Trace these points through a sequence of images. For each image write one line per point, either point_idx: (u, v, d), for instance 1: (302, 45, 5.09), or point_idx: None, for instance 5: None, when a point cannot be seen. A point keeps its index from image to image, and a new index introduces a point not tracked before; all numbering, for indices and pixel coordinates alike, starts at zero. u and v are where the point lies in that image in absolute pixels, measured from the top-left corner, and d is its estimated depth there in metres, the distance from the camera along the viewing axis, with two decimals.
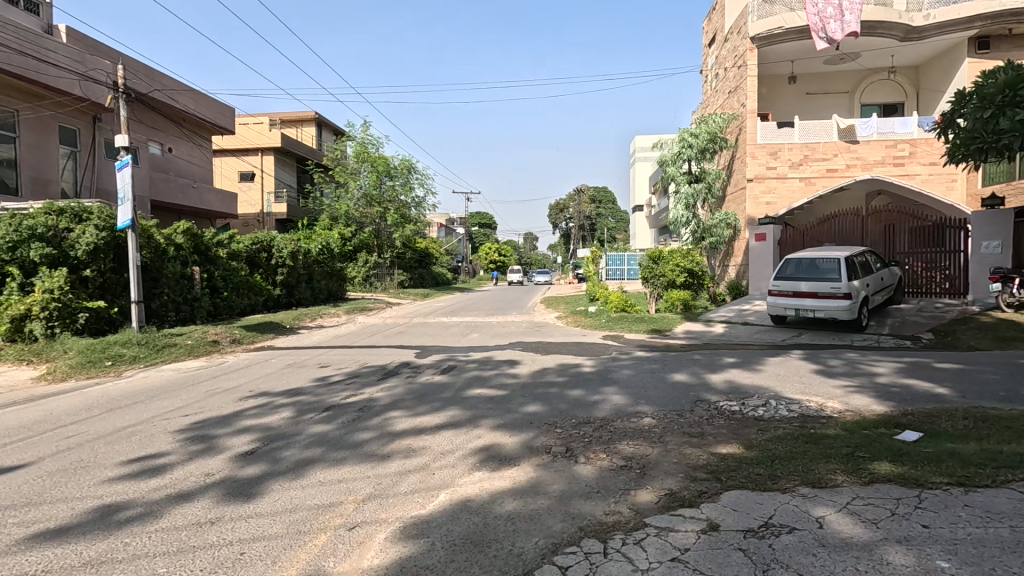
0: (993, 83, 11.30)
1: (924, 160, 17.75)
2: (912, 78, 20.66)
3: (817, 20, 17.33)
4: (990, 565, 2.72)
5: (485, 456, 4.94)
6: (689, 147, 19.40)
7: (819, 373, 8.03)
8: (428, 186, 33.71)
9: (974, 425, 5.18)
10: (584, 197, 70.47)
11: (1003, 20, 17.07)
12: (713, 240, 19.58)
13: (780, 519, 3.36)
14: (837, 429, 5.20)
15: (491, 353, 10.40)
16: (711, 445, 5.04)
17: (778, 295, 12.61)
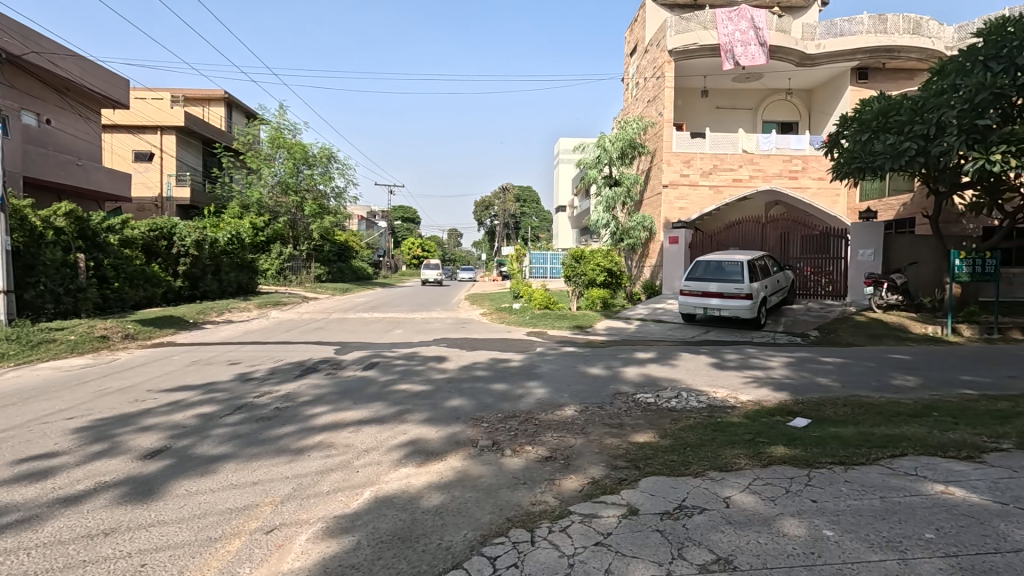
0: (870, 111, 12.99)
1: (814, 175, 19.66)
2: (805, 100, 22.82)
3: (728, 40, 18.92)
4: (866, 531, 3.06)
5: (411, 451, 4.87)
6: (606, 152, 20.50)
7: (723, 367, 8.69)
8: (349, 176, 32.45)
9: (852, 411, 5.87)
10: (509, 195, 70.99)
11: (879, 55, 19.35)
12: (631, 241, 20.53)
13: (692, 501, 3.61)
14: (741, 418, 5.67)
15: (415, 349, 10.24)
16: (628, 434, 5.32)
17: (688, 295, 13.47)
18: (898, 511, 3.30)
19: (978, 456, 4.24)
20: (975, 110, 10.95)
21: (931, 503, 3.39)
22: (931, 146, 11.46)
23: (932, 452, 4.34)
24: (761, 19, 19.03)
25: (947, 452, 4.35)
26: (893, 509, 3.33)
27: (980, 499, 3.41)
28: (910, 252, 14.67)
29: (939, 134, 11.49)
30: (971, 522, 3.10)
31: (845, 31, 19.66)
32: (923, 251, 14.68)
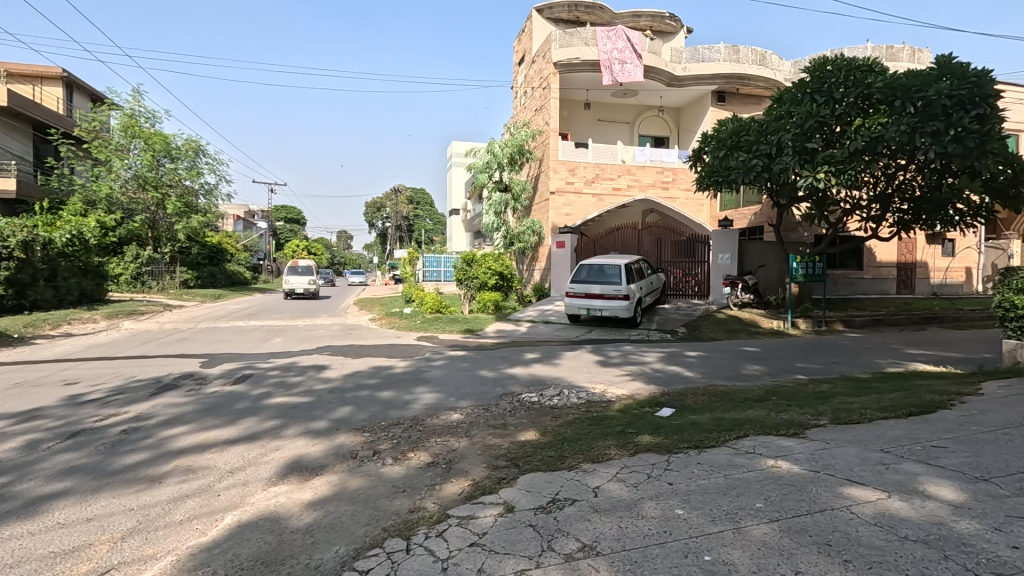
0: (726, 130, 14.63)
1: (682, 186, 21.67)
2: (675, 118, 25.01)
3: (607, 58, 20.15)
4: (708, 506, 3.43)
5: (284, 468, 4.59)
6: (495, 158, 20.96)
7: (603, 364, 9.24)
8: (221, 172, 29.66)
9: (709, 399, 6.55)
10: (402, 196, 68.99)
11: (733, 81, 21.82)
12: (522, 246, 21.25)
13: (564, 493, 3.80)
14: (615, 411, 6.09)
15: (295, 359, 9.64)
16: (512, 433, 5.47)
17: (573, 296, 14.18)
18: (737, 486, 3.73)
19: (803, 432, 4.94)
20: (804, 134, 12.79)
21: (762, 476, 3.88)
22: (773, 163, 13.17)
23: (769, 432, 4.97)
24: (634, 40, 20.55)
25: (780, 430, 5.00)
26: (733, 484, 3.77)
27: (801, 469, 3.96)
28: (759, 256, 16.74)
29: (779, 154, 13.23)
30: (791, 490, 3.59)
31: (706, 57, 21.97)
32: (769, 256, 16.81)
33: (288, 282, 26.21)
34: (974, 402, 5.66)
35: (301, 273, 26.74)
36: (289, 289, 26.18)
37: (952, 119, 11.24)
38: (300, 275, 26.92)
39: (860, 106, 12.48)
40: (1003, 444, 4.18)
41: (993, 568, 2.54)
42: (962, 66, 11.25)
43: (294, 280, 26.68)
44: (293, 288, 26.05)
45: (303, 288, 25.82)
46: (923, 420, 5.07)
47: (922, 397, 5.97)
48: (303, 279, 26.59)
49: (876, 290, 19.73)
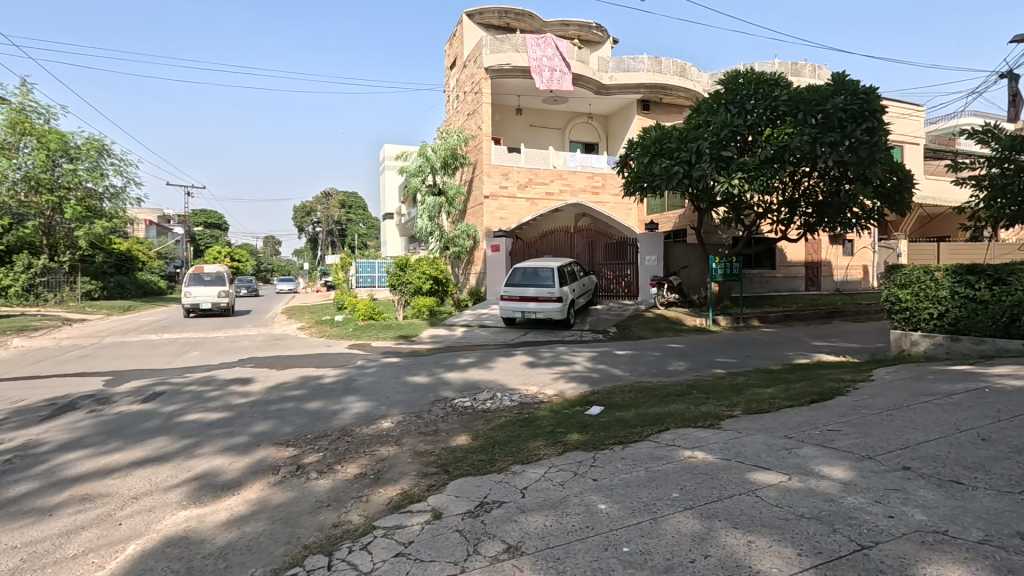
0: (650, 137, 15.27)
1: (612, 191, 22.38)
2: (603, 125, 25.83)
3: (536, 65, 20.67)
4: (629, 500, 3.56)
5: (197, 488, 4.32)
6: (428, 162, 20.80)
7: (536, 365, 9.36)
8: (129, 174, 27.42)
9: (635, 395, 6.82)
10: (332, 200, 66.50)
11: (657, 91, 22.92)
12: (456, 249, 21.20)
13: (493, 496, 3.82)
14: (546, 411, 6.19)
15: (214, 373, 9.07)
16: (444, 439, 5.43)
17: (507, 299, 14.31)
18: (656, 477, 3.91)
19: (718, 423, 5.25)
20: (720, 142, 13.61)
21: (680, 467, 4.08)
22: (693, 170, 13.88)
23: (688, 424, 5.24)
24: (562, 49, 21.08)
25: (698, 422, 5.29)
26: (653, 477, 3.94)
27: (715, 458, 4.20)
28: (682, 258, 17.72)
29: (698, 161, 13.96)
30: (704, 478, 3.81)
31: (631, 67, 22.83)
32: (692, 258, 17.80)
33: (189, 295, 20.38)
34: (865, 388, 6.25)
35: (207, 283, 20.86)
36: (190, 302, 20.42)
37: (848, 131, 12.39)
38: (207, 284, 21.16)
39: (768, 117, 13.45)
40: (888, 424, 4.64)
41: (873, 537, 2.81)
42: (854, 83, 12.44)
43: (199, 292, 20.96)
44: (195, 302, 20.19)
45: (208, 302, 20.08)
46: (823, 407, 5.54)
47: (822, 386, 6.51)
48: (210, 290, 20.88)
49: (788, 287, 21.31)
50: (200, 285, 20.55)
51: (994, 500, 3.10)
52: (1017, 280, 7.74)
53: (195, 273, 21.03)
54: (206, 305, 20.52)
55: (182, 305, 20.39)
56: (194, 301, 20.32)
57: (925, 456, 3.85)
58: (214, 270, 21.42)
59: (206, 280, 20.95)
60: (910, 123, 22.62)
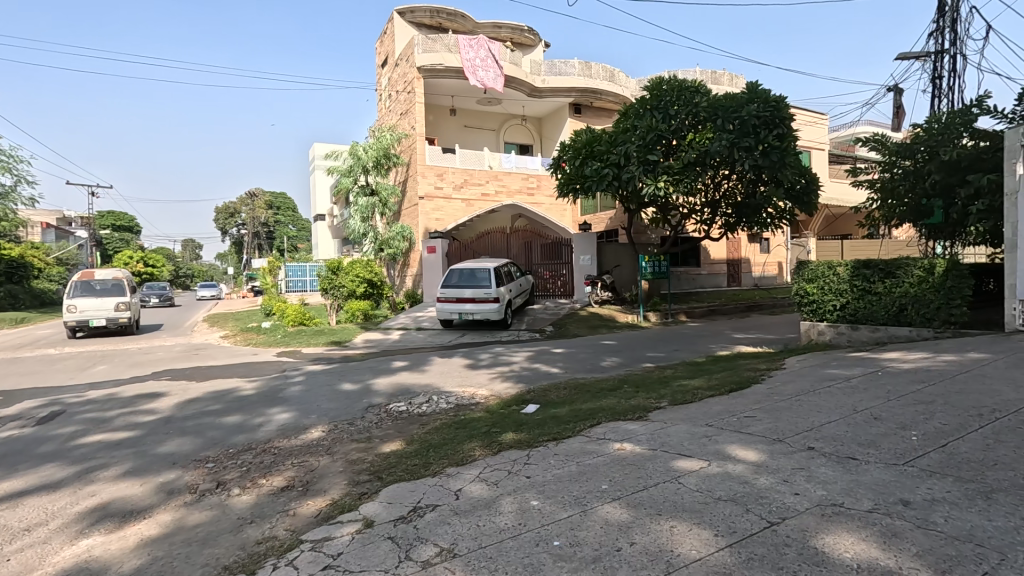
0: (581, 140, 15.66)
1: (547, 193, 22.73)
2: (537, 127, 26.20)
3: (469, 65, 20.55)
4: (560, 495, 3.63)
5: (99, 515, 3.97)
6: (359, 162, 20.24)
7: (472, 367, 9.35)
8: (20, 172, 24.77)
9: (569, 392, 6.97)
10: (258, 201, 63.00)
11: (588, 95, 23.54)
12: (391, 251, 20.84)
13: (426, 500, 3.78)
14: (483, 412, 6.20)
15: (122, 389, 8.37)
16: (376, 446, 5.31)
17: (444, 301, 14.21)
18: (586, 471, 4.01)
19: (646, 415, 5.48)
20: (646, 146, 14.17)
21: (610, 460, 4.22)
22: (622, 173, 14.36)
23: (618, 418, 5.43)
24: (495, 52, 21.22)
25: (627, 415, 5.49)
26: (584, 470, 4.04)
27: (642, 449, 4.38)
28: (615, 257, 18.36)
29: (627, 164, 14.48)
30: (632, 468, 3.96)
31: (563, 71, 23.32)
32: (624, 257, 18.45)
33: (75, 310, 15.62)
34: (777, 375, 6.74)
35: (101, 294, 16.16)
36: (77, 319, 15.70)
37: (761, 136, 13.29)
38: (100, 295, 16.26)
39: (690, 122, 14.13)
40: (796, 409, 5.02)
41: (781, 514, 3.03)
42: (765, 91, 13.34)
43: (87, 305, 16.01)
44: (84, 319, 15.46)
45: (103, 319, 15.53)
46: (740, 395, 5.91)
47: (741, 375, 6.94)
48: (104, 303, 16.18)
49: (712, 284, 22.55)
50: (92, 297, 15.80)
51: (884, 472, 3.44)
52: (904, 273, 8.59)
53: (82, 280, 16.28)
54: (101, 323, 15.90)
55: (65, 323, 15.68)
56: (83, 317, 15.63)
57: (827, 436, 4.19)
58: (109, 277, 16.62)
59: (98, 290, 16.24)
60: (815, 130, 24.56)
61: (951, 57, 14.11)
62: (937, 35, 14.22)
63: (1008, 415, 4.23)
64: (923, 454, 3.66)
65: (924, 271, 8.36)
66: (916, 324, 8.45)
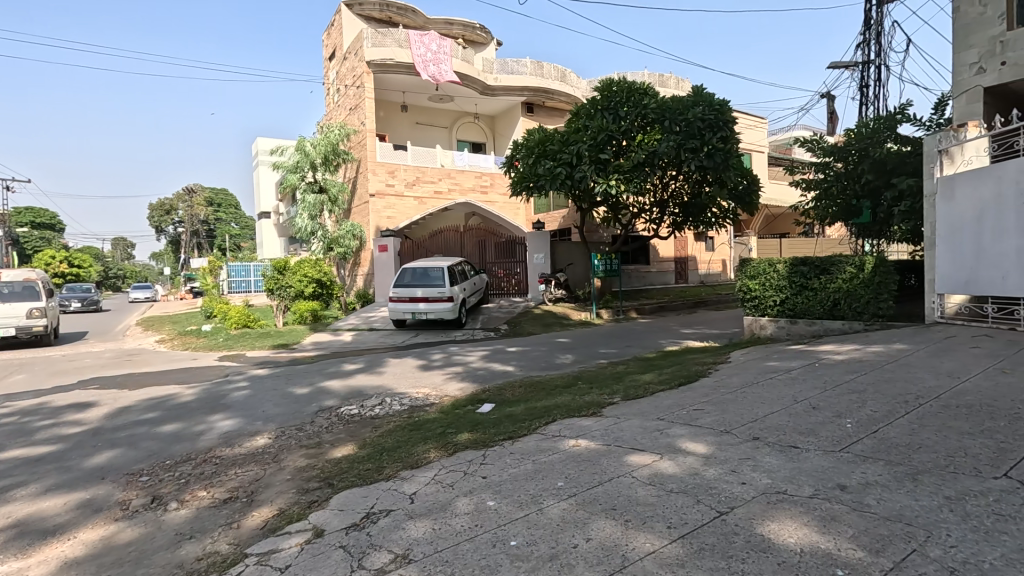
0: (534, 138, 15.73)
1: (500, 191, 22.72)
2: (489, 125, 26.15)
3: (421, 61, 20.31)
4: (516, 494, 3.62)
5: (16, 538, 3.63)
6: (307, 158, 19.55)
7: (426, 367, 9.22)
8: None
9: (524, 391, 6.99)
10: (196, 198, 59.77)
11: (540, 95, 23.71)
12: (341, 250, 20.11)
13: (380, 506, 3.68)
14: (437, 413, 6.12)
15: (43, 399, 7.72)
16: (327, 451, 5.14)
17: (397, 301, 13.96)
18: (542, 469, 4.02)
19: (600, 411, 5.55)
20: (597, 146, 14.41)
21: (565, 456, 4.25)
22: (574, 172, 14.54)
23: (573, 414, 5.49)
24: (448, 48, 21.02)
25: (582, 412, 5.56)
26: (540, 468, 4.05)
27: (596, 445, 4.43)
28: (568, 256, 18.66)
29: (578, 163, 14.68)
30: (587, 465, 4.00)
31: (515, 70, 23.35)
32: (576, 255, 18.81)
33: None
34: (723, 369, 7.01)
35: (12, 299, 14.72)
36: None
37: (706, 138, 13.78)
38: (10, 301, 14.79)
39: (639, 124, 14.43)
40: (741, 401, 5.23)
41: (729, 503, 3.14)
42: (710, 95, 13.84)
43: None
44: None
45: (15, 325, 14.14)
46: (689, 388, 6.11)
47: (689, 369, 7.17)
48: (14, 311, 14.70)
49: (660, 281, 23.22)
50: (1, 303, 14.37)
51: (822, 459, 3.62)
52: (838, 270, 9.11)
53: None
54: (11, 332, 14.33)
55: None
56: None
57: (770, 426, 4.37)
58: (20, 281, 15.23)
59: (8, 296, 14.79)
60: (756, 133, 25.73)
61: (876, 67, 15.12)
62: (864, 46, 15.21)
63: (930, 401, 4.56)
64: (857, 441, 3.88)
65: (855, 268, 8.89)
66: (848, 318, 8.96)
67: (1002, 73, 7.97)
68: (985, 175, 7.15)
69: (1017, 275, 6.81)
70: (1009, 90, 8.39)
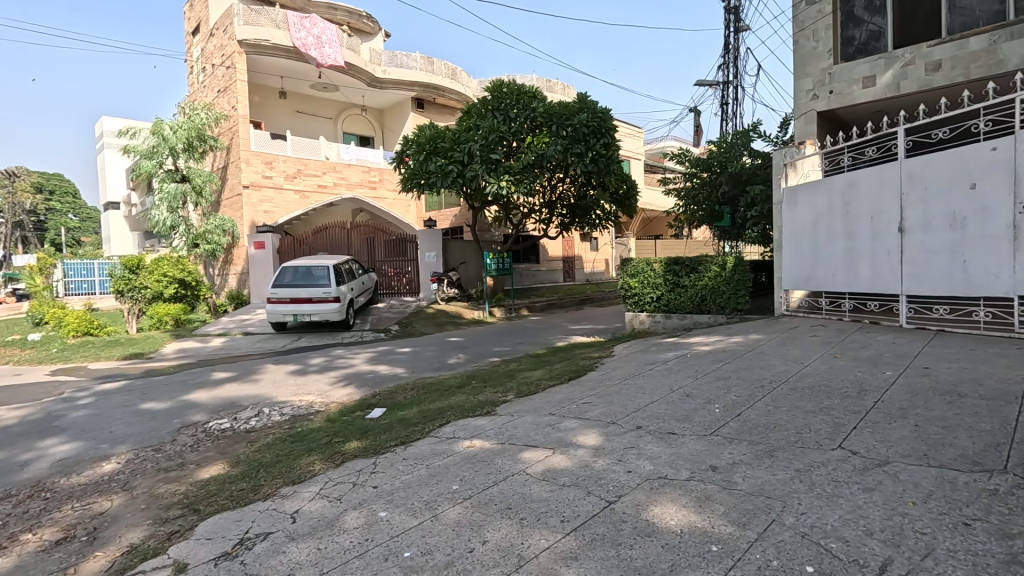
0: (425, 135, 15.38)
1: (389, 187, 21.98)
2: (378, 118, 25.22)
3: (301, 44, 19.00)
4: (409, 502, 3.48)
5: None
6: (166, 142, 17.51)
7: (310, 373, 8.62)
8: None
9: (418, 393, 6.80)
10: (20, 183, 50.33)
11: (430, 91, 23.36)
12: (208, 247, 18.01)
13: (256, 529, 3.34)
14: (322, 422, 5.73)
15: None
16: (191, 473, 4.56)
17: (277, 302, 12.95)
18: (436, 474, 3.91)
19: (494, 409, 5.56)
20: (488, 146, 14.53)
21: (460, 458, 4.19)
22: (465, 170, 14.49)
23: (467, 414, 5.43)
24: (331, 33, 19.91)
25: (476, 411, 5.53)
26: (434, 473, 3.94)
27: (491, 444, 4.42)
28: (460, 254, 18.71)
29: (470, 162, 14.65)
30: (482, 465, 3.97)
31: (404, 63, 22.72)
32: (468, 254, 18.97)
33: None
34: (608, 362, 7.41)
35: None
36: None
37: (590, 143, 14.45)
38: None
39: (528, 126, 14.79)
40: (625, 392, 5.54)
41: (617, 492, 3.29)
42: (593, 103, 14.57)
43: None
44: None
45: None
46: (578, 382, 6.36)
47: (578, 364, 7.47)
48: None
49: (550, 279, 24.05)
50: None
51: (696, 443, 3.93)
52: (705, 269, 10.03)
53: None
54: None
55: None
56: None
57: (651, 415, 4.68)
58: None
59: None
60: (634, 142, 27.64)
61: (734, 88, 16.98)
62: (724, 68, 16.99)
63: (781, 384, 5.18)
64: (725, 424, 4.28)
65: (719, 267, 9.84)
66: (713, 312, 9.92)
67: (831, 100, 9.33)
68: (819, 187, 8.32)
69: (843, 273, 7.98)
70: (835, 115, 9.83)
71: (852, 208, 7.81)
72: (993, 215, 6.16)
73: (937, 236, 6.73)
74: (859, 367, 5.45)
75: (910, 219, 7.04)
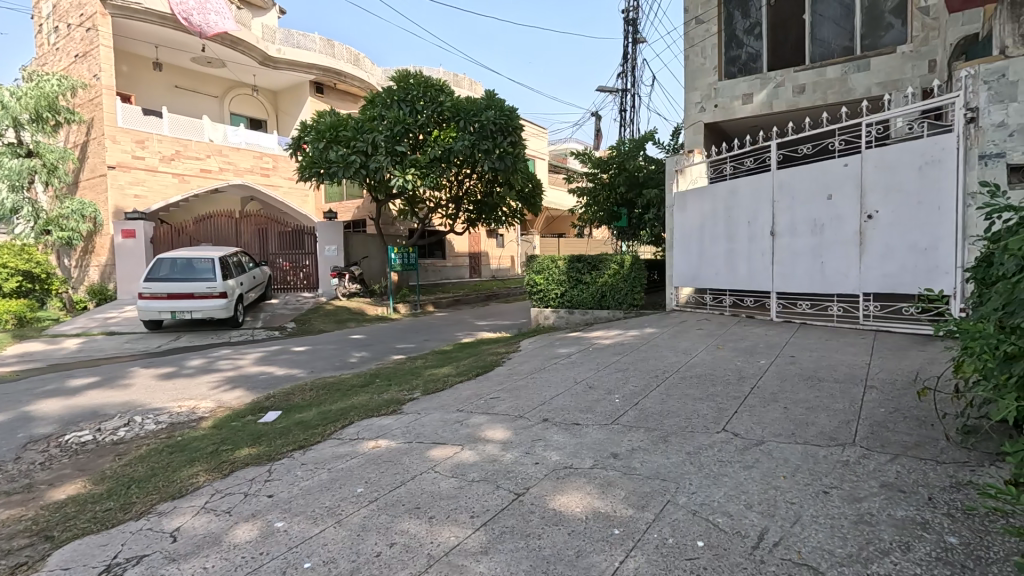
0: (324, 121, 14.52)
1: (284, 174, 20.56)
2: (271, 100, 23.47)
3: (180, 10, 17.25)
4: (309, 509, 3.28)
5: None
6: (6, 111, 14.65)
7: (191, 375, 7.82)
8: None
9: (317, 393, 6.45)
10: None
11: (331, 75, 22.15)
12: (62, 235, 15.43)
13: (127, 553, 2.96)
14: (206, 429, 5.22)
15: None
16: (41, 495, 3.94)
17: (150, 298, 11.61)
18: (339, 478, 3.72)
19: (399, 408, 5.42)
20: (393, 137, 14.11)
21: (363, 460, 4.03)
22: (369, 161, 13.97)
23: (370, 414, 5.24)
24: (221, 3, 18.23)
25: (380, 411, 5.34)
26: (336, 477, 3.75)
27: (397, 444, 4.30)
28: (362, 248, 17.95)
29: (374, 152, 14.12)
30: (387, 466, 3.85)
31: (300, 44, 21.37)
32: (371, 248, 18.26)
33: None
34: (514, 357, 7.53)
35: None
36: None
37: (498, 141, 14.49)
38: None
39: (435, 120, 14.60)
40: (531, 386, 5.66)
41: (524, 484, 3.35)
42: (500, 101, 14.66)
43: None
44: None
45: None
46: (484, 378, 6.40)
47: (484, 360, 7.50)
48: None
49: (455, 275, 23.94)
50: None
51: (599, 432, 4.12)
52: (605, 266, 10.53)
53: None
54: None
55: None
56: None
57: (556, 408, 4.82)
58: None
59: None
60: (538, 141, 28.31)
61: (631, 96, 17.99)
62: (623, 76, 17.94)
63: (672, 374, 5.60)
64: (624, 413, 4.53)
65: (617, 265, 10.38)
66: (612, 308, 10.45)
67: (715, 113, 10.21)
68: (705, 193, 9.07)
69: (725, 272, 8.79)
70: (719, 127, 10.77)
71: (733, 213, 8.60)
72: (845, 222, 7.10)
73: (801, 239, 7.62)
74: (738, 357, 6.03)
75: (780, 224, 7.90)
